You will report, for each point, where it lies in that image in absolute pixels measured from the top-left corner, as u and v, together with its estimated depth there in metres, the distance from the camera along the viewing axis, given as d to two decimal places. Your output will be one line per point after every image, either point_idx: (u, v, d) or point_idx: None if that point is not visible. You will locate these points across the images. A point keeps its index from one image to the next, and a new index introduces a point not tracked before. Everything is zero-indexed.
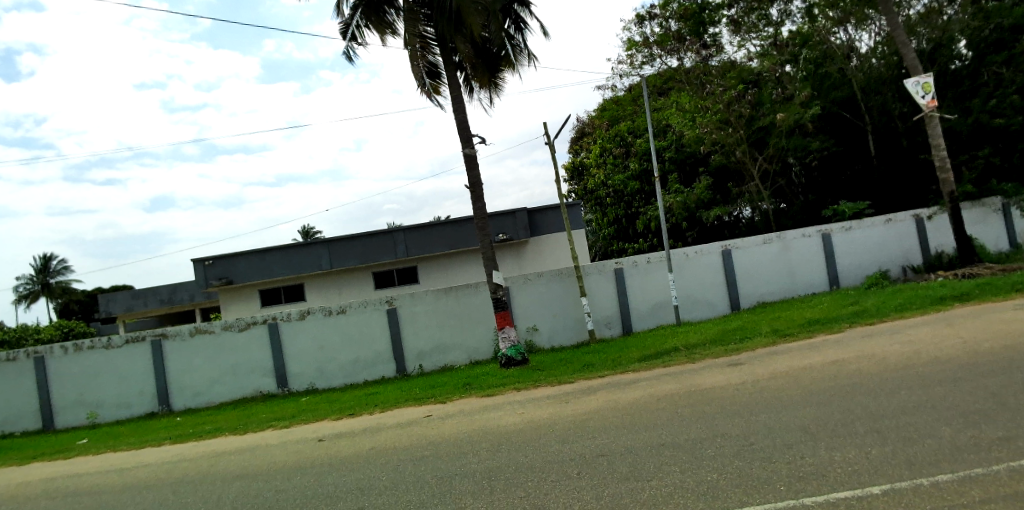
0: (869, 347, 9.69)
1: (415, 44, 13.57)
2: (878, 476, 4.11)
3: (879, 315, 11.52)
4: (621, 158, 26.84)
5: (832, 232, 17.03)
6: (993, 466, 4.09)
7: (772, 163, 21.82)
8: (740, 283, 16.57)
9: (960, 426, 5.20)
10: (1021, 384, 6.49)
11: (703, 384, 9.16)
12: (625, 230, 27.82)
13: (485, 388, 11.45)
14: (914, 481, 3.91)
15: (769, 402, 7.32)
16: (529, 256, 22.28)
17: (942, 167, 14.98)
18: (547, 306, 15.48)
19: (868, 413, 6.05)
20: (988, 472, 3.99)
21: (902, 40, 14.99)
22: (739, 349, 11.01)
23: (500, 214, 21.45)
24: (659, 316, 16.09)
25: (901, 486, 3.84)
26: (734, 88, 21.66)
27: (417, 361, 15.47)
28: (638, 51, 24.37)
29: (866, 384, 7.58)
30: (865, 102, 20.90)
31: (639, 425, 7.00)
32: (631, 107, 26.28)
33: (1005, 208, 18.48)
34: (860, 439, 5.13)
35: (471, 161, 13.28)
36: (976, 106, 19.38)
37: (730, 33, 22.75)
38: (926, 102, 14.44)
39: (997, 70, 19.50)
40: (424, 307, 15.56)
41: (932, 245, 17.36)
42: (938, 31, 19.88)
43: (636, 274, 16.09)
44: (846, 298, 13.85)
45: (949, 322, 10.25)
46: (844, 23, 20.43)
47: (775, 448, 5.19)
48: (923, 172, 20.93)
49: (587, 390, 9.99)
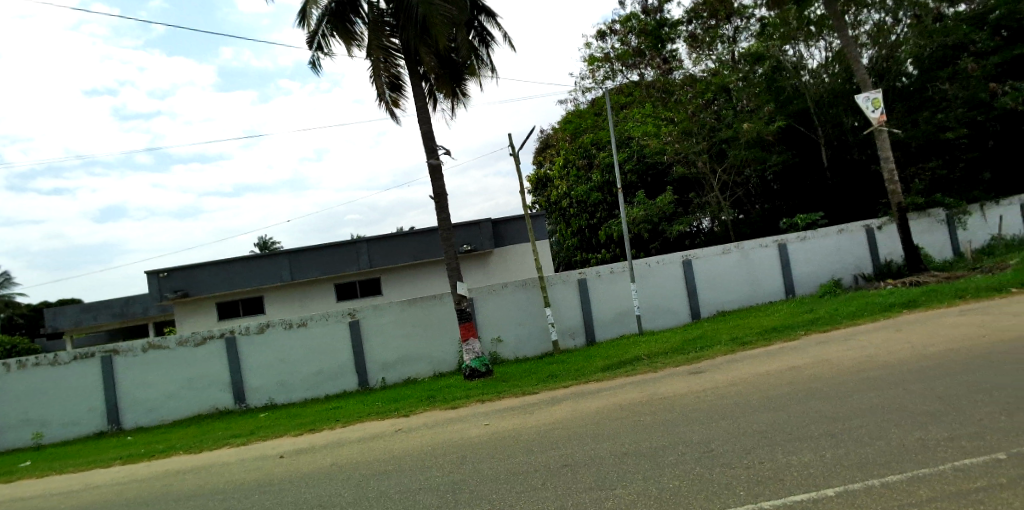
0: (824, 352, 10.02)
1: (379, 56, 13.58)
2: (833, 478, 4.23)
3: (832, 322, 11.86)
4: (584, 169, 27.06)
5: (788, 241, 17.51)
6: (939, 466, 4.25)
7: (732, 175, 22.33)
8: (701, 292, 16.86)
9: (911, 428, 5.43)
10: (963, 389, 6.82)
11: (667, 392, 9.34)
12: (588, 241, 28.11)
13: (450, 399, 11.34)
14: (866, 482, 4.02)
15: (728, 409, 7.45)
16: (495, 265, 22.25)
17: (891, 180, 15.51)
18: (511, 316, 15.42)
19: (824, 417, 6.25)
20: (935, 471, 4.15)
21: (853, 56, 15.34)
22: (700, 356, 11.15)
23: (466, 224, 21.31)
24: (623, 325, 16.22)
25: (854, 487, 3.95)
26: (704, 94, 22.44)
27: (380, 374, 15.20)
28: (600, 67, 24.88)
29: (822, 389, 7.82)
30: (820, 115, 21.49)
31: (603, 434, 7.01)
32: (592, 119, 25.88)
33: (948, 219, 18.85)
34: (816, 443, 5.28)
35: (437, 172, 13.21)
36: (925, 119, 20.22)
37: (688, 49, 23.32)
38: (876, 116, 14.86)
39: (942, 86, 20.45)
40: (388, 318, 15.35)
41: (882, 254, 18.06)
42: (886, 50, 20.90)
43: (600, 284, 16.20)
44: (802, 306, 14.26)
45: (899, 327, 10.70)
46: (792, 41, 21.01)
47: (736, 453, 5.29)
48: (873, 184, 21.89)
49: (551, 401, 10.03)
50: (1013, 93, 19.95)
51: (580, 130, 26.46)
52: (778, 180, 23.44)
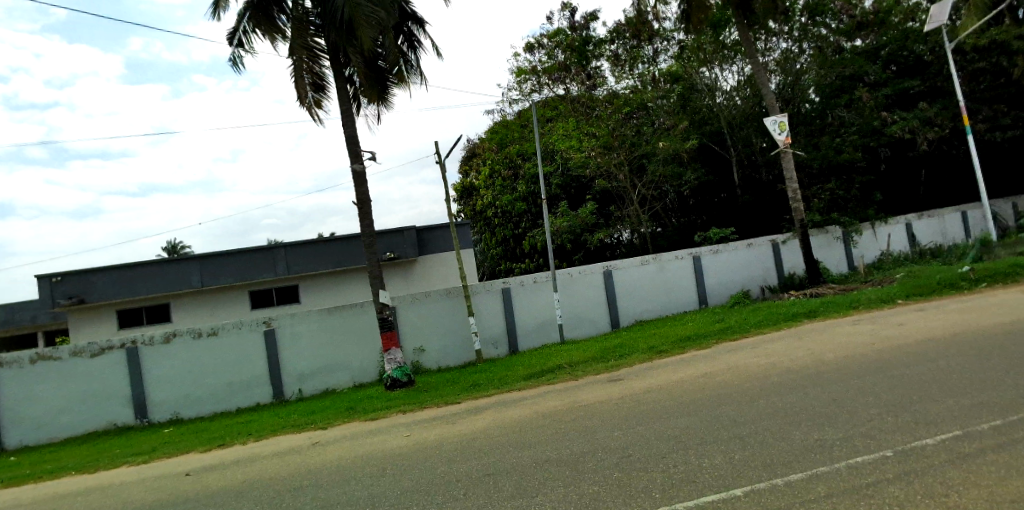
0: (733, 360, 10.56)
1: (302, 54, 13.10)
2: (741, 478, 4.46)
3: (741, 331, 12.53)
4: (509, 180, 27.31)
5: (702, 254, 18.36)
6: (835, 464, 4.61)
7: (651, 190, 23.21)
8: (620, 302, 17.36)
9: (809, 429, 5.84)
10: (853, 393, 7.38)
11: (586, 399, 9.53)
12: (513, 251, 28.32)
13: (370, 410, 11.07)
14: (772, 481, 4.27)
15: (644, 415, 7.69)
16: (418, 273, 21.98)
17: (795, 199, 16.60)
18: (434, 326, 15.27)
19: (732, 421, 6.58)
20: (831, 469, 4.49)
21: (762, 81, 16.36)
22: (618, 364, 11.46)
23: (390, 231, 20.99)
24: (545, 335, 16.42)
25: (760, 486, 4.18)
26: (621, 109, 22.63)
27: (297, 385, 14.62)
28: (527, 79, 25.00)
29: (731, 394, 8.23)
30: (732, 135, 23.11)
31: (524, 443, 7.05)
32: (518, 131, 26.26)
33: (845, 235, 20.38)
34: (725, 445, 5.54)
35: (360, 178, 12.93)
36: (824, 143, 21.73)
37: (610, 66, 23.55)
38: (783, 139, 15.90)
39: (841, 113, 22.39)
40: (306, 326, 14.81)
41: (786, 267, 19.35)
42: (792, 78, 22.51)
43: (523, 293, 16.34)
44: (714, 316, 14.99)
45: (801, 336, 11.43)
46: (710, 63, 22.68)
47: (651, 458, 5.45)
48: (778, 202, 23.44)
49: (474, 410, 9.99)
50: (900, 123, 22.05)
51: (507, 140, 27.19)
52: (694, 195, 24.66)
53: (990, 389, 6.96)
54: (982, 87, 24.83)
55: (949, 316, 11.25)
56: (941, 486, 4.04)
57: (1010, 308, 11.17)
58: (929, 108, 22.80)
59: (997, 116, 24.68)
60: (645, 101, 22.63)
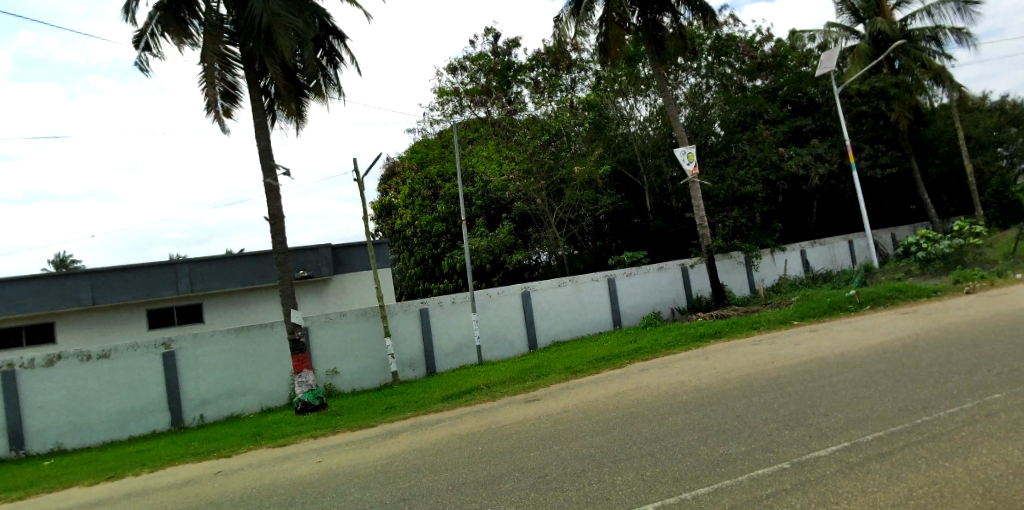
0: (644, 379, 10.94)
1: (215, 62, 12.53)
2: (653, 493, 4.70)
3: (652, 351, 13.01)
4: (429, 199, 27.24)
5: (616, 276, 18.97)
6: (737, 477, 4.99)
7: (568, 212, 23.62)
8: (538, 323, 17.59)
9: (715, 444, 6.19)
10: (751, 409, 7.85)
11: (503, 420, 9.57)
12: (432, 270, 28.06)
13: (279, 436, 10.59)
14: (679, 495, 4.57)
15: (561, 435, 7.82)
16: (333, 293, 21.08)
17: (702, 226, 17.55)
18: (349, 347, 14.87)
19: (644, 437, 6.84)
20: (734, 482, 4.85)
21: (672, 113, 17.18)
22: (535, 385, 11.60)
23: (303, 249, 20.07)
24: (463, 356, 16.35)
25: (669, 501, 4.45)
26: (540, 137, 22.99)
27: (198, 410, 13.76)
28: (449, 100, 24.63)
29: (642, 412, 8.53)
30: (643, 163, 24.47)
31: (441, 465, 6.99)
32: (439, 151, 26.07)
33: (747, 261, 21.72)
34: (637, 462, 5.76)
35: (274, 193, 12.48)
36: (729, 174, 23.15)
37: (531, 93, 24.27)
38: (690, 169, 16.79)
39: (744, 147, 24.10)
40: (210, 348, 14.02)
41: (694, 289, 20.44)
42: (700, 111, 23.75)
43: (441, 313, 16.25)
44: (627, 336, 15.51)
45: (708, 355, 12.02)
46: (625, 94, 24.03)
47: (567, 476, 5.57)
48: (686, 229, 24.98)
49: (388, 433, 9.78)
50: (796, 158, 24.01)
51: (427, 160, 26.87)
52: (609, 219, 25.09)
53: (869, 403, 7.61)
54: (864, 128, 27.36)
55: (837, 335, 12.24)
56: (831, 493, 4.40)
57: (887, 328, 12.31)
58: (821, 145, 25.16)
59: (878, 155, 27.32)
60: (563, 128, 23.14)
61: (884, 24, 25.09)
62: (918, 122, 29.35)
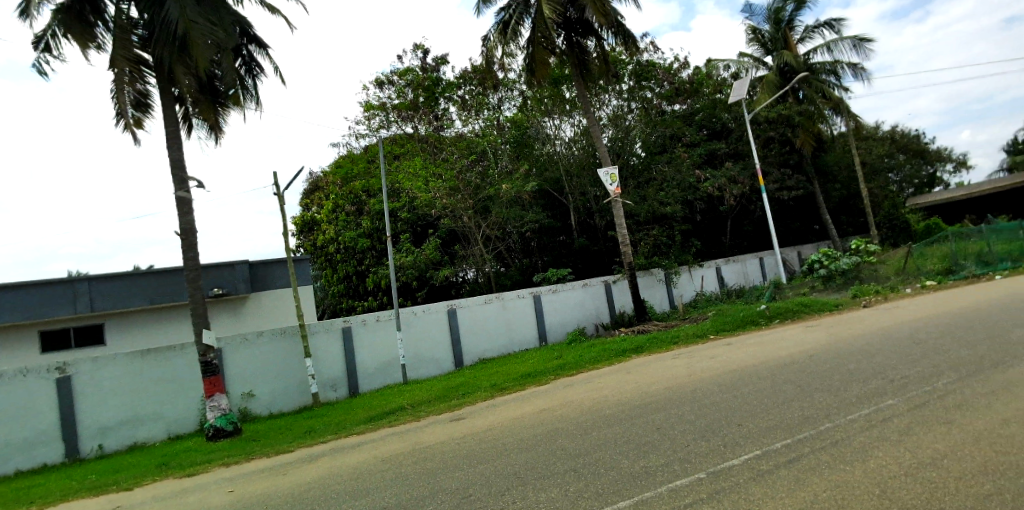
0: (569, 395, 11.12)
1: (125, 68, 11.80)
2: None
3: (576, 366, 13.25)
4: (353, 215, 26.66)
5: (541, 293, 19.34)
6: (657, 488, 5.18)
7: (494, 229, 23.37)
8: (464, 340, 17.54)
9: (635, 458, 6.37)
10: (668, 422, 8.14)
11: (426, 440, 9.45)
12: (356, 288, 27.18)
13: (188, 465, 9.99)
14: None
15: (485, 454, 7.81)
16: (250, 311, 20.09)
17: (624, 244, 18.12)
18: (266, 368, 14.30)
19: (568, 453, 6.95)
20: (654, 494, 5.03)
21: (596, 134, 17.70)
22: (460, 403, 11.54)
23: (219, 265, 19.16)
24: (388, 375, 16.04)
25: None
26: (467, 157, 22.93)
27: (97, 440, 12.77)
28: (375, 114, 24.74)
29: (565, 428, 8.67)
30: (569, 183, 25.32)
31: (360, 490, 6.80)
32: (364, 165, 26.25)
33: (666, 277, 22.67)
34: (559, 479, 5.85)
35: (186, 206, 11.87)
36: (650, 195, 23.90)
37: (458, 111, 24.42)
38: (613, 189, 17.35)
39: (662, 168, 25.03)
40: (112, 372, 13.12)
41: (617, 305, 21.18)
42: (623, 132, 24.67)
43: (364, 331, 15.91)
44: (553, 352, 15.72)
45: (629, 370, 12.36)
46: (551, 114, 24.62)
47: (489, 496, 5.56)
48: (609, 246, 25.90)
49: (306, 458, 9.42)
50: (711, 180, 25.31)
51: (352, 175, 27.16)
52: (536, 237, 25.36)
53: (775, 414, 8.05)
54: (772, 153, 29.31)
55: (748, 349, 12.91)
56: (742, 500, 4.62)
57: (793, 342, 13.08)
58: (733, 168, 26.77)
59: (784, 178, 29.33)
60: (488, 145, 23.31)
61: (790, 57, 27.01)
62: (819, 149, 31.74)
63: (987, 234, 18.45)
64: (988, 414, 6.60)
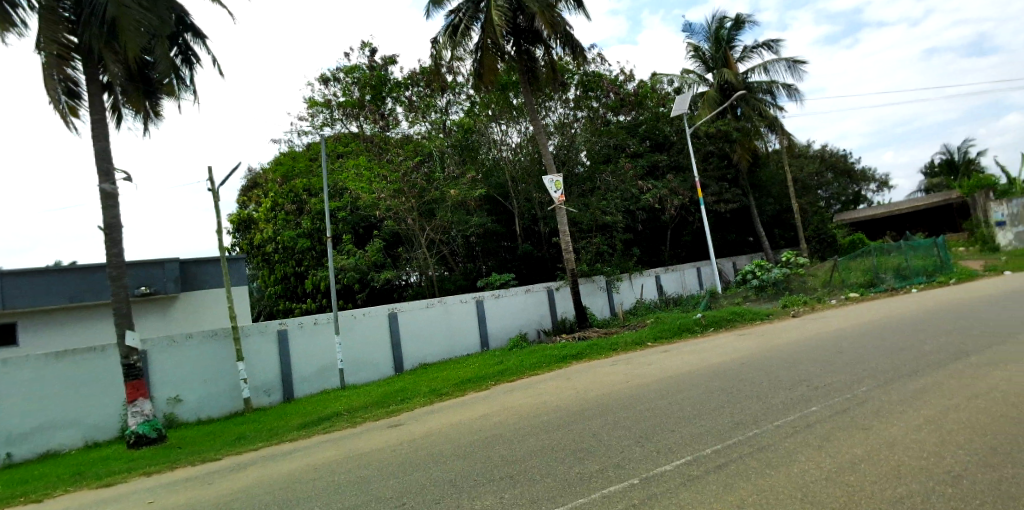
0: (509, 400, 11.19)
1: (50, 52, 11.09)
2: None
3: (517, 372, 13.33)
4: (293, 214, 25.98)
5: (484, 298, 19.41)
6: (591, 495, 5.29)
7: (439, 233, 23.30)
8: (404, 344, 17.35)
9: (570, 464, 6.48)
10: (603, 427, 8.30)
11: (361, 448, 9.29)
12: (294, 289, 26.30)
13: (107, 474, 9.48)
14: None
15: (421, 460, 7.76)
16: (180, 311, 19.25)
17: (566, 251, 18.37)
18: (195, 372, 13.75)
19: (505, 460, 6.99)
20: (588, 500, 5.15)
21: (542, 141, 17.87)
22: (399, 409, 11.41)
23: (148, 263, 18.26)
24: (325, 380, 15.70)
25: None
26: (412, 158, 22.58)
27: (5, 449, 11.72)
28: (319, 111, 24.49)
29: (504, 434, 8.72)
30: (515, 189, 25.53)
31: (289, 500, 6.62)
32: (306, 164, 26.29)
33: (608, 285, 23.17)
34: (496, 486, 5.89)
35: (111, 200, 11.31)
36: (593, 204, 24.24)
37: (405, 112, 24.35)
38: (557, 196, 17.57)
39: (607, 179, 25.49)
40: (25, 374, 12.29)
41: (559, 311, 21.54)
42: (568, 140, 25.26)
43: (301, 335, 15.53)
44: (494, 357, 15.79)
45: (568, 376, 12.56)
46: (498, 120, 24.76)
47: (423, 504, 5.54)
48: (552, 253, 26.54)
49: (235, 467, 9.11)
50: (654, 192, 25.81)
51: (293, 173, 27.14)
52: (479, 242, 25.53)
53: (706, 419, 8.33)
54: (711, 166, 30.38)
55: (683, 356, 13.33)
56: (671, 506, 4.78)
57: (725, 349, 13.60)
58: (674, 180, 27.61)
59: (722, 192, 30.52)
60: (435, 149, 23.18)
61: (730, 75, 28.06)
62: (755, 164, 33.15)
63: (906, 250, 19.64)
64: (901, 420, 7.03)
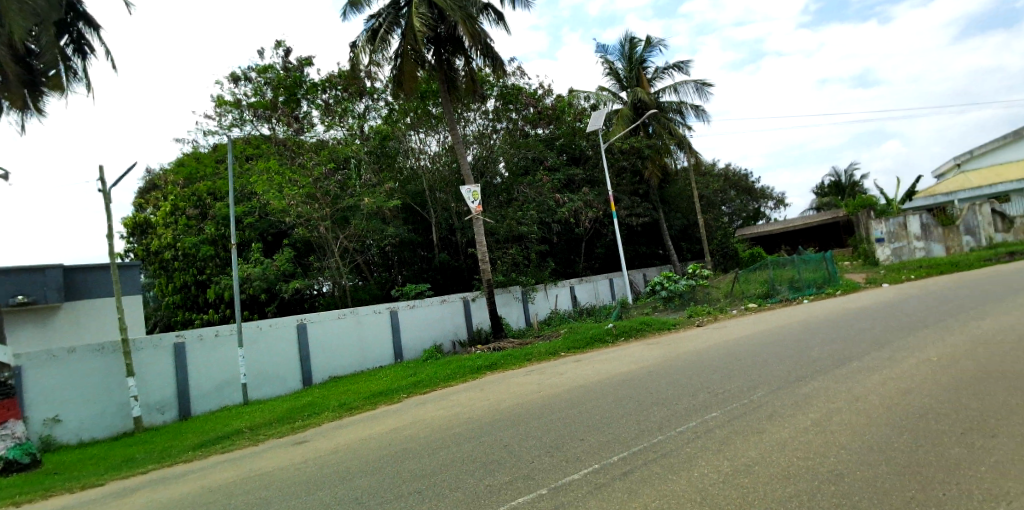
0: (420, 412, 11.11)
1: None
2: None
3: (430, 384, 13.25)
4: (195, 219, 24.76)
5: (399, 309, 19.23)
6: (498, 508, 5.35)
7: (353, 242, 22.63)
8: (313, 357, 16.80)
9: (480, 476, 6.51)
10: (514, 438, 8.41)
11: (262, 467, 8.90)
12: (194, 299, 24.58)
13: None
14: None
15: (325, 479, 7.54)
16: (60, 324, 17.58)
17: (483, 261, 18.45)
18: (76, 390, 12.72)
19: (413, 475, 6.93)
20: None
21: (460, 151, 17.90)
22: (305, 425, 11.05)
23: (25, 270, 16.73)
24: (225, 396, 14.95)
25: None
26: (325, 164, 22.05)
27: None
28: (228, 111, 23.52)
29: (414, 448, 8.64)
30: (433, 199, 25.66)
31: None
32: (213, 166, 25.78)
33: (523, 295, 23.64)
34: (402, 503, 5.83)
35: None
36: (509, 215, 24.37)
37: (320, 114, 23.89)
38: (474, 207, 17.64)
39: (524, 191, 25.69)
40: None
41: (474, 322, 21.74)
42: (487, 150, 25.50)
43: (200, 348, 14.75)
44: (407, 369, 15.63)
45: (481, 386, 12.62)
46: (417, 128, 24.44)
47: None
48: (469, 263, 26.73)
49: (119, 493, 8.47)
50: (570, 204, 26.37)
51: (199, 177, 25.88)
52: (394, 251, 25.39)
53: (613, 427, 8.62)
54: (624, 182, 31.63)
55: (593, 365, 13.74)
56: None
57: (633, 358, 14.14)
58: (589, 194, 28.41)
59: (634, 205, 31.85)
60: (350, 154, 22.81)
61: (643, 93, 29.28)
62: (664, 181, 34.89)
63: (800, 263, 21.08)
64: (791, 423, 7.56)
